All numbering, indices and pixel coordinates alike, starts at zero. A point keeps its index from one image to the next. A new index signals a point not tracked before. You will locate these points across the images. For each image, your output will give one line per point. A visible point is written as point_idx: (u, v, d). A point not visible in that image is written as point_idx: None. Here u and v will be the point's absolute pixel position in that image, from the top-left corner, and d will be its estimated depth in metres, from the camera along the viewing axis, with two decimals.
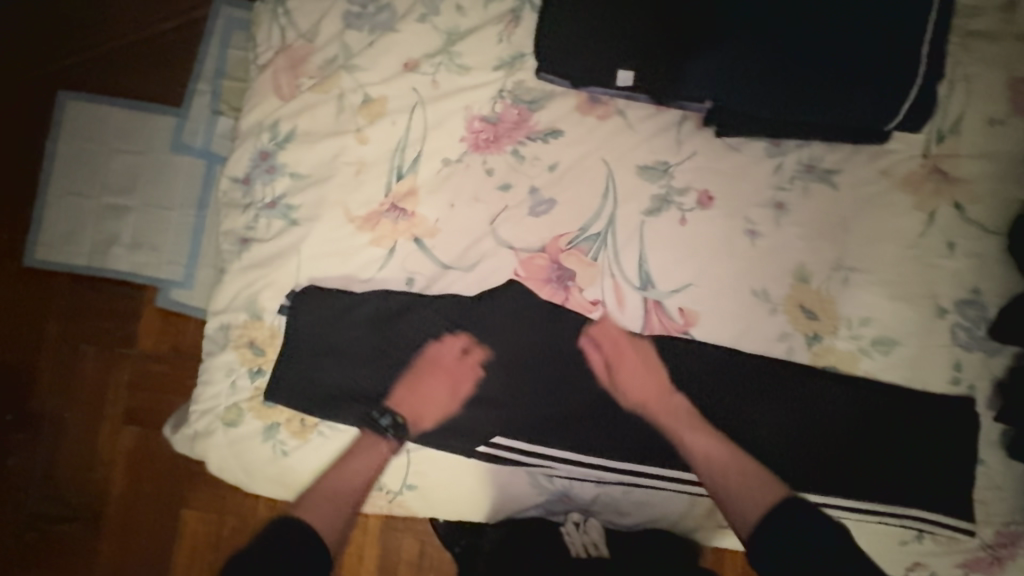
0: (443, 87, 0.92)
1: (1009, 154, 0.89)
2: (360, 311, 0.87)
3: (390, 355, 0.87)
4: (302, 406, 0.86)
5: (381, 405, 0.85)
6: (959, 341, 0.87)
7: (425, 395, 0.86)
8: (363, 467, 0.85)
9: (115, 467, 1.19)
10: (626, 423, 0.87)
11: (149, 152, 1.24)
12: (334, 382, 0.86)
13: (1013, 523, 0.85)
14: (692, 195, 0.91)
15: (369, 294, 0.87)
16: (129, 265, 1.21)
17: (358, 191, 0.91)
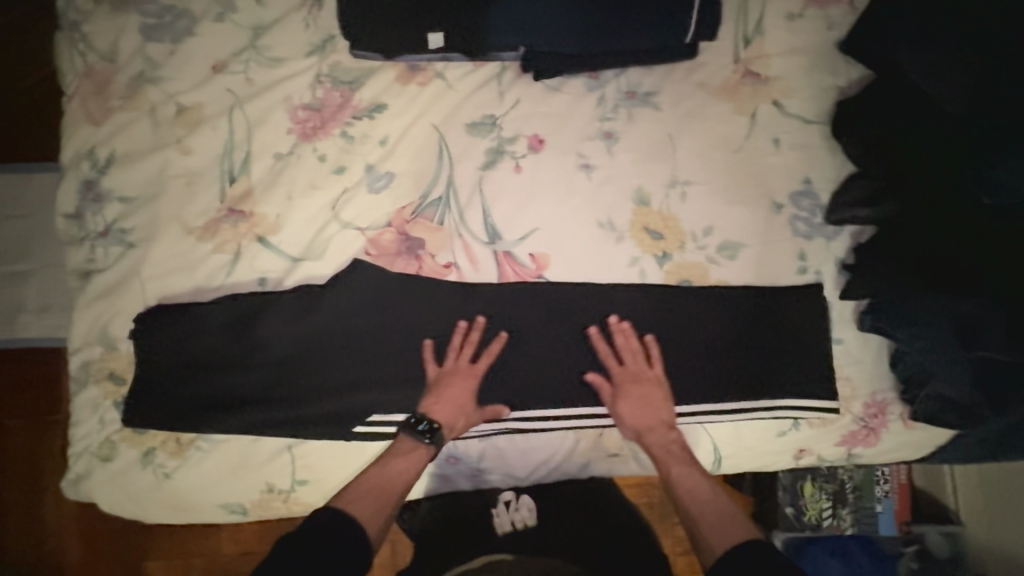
0: (257, 83, 0.92)
1: (810, 45, 0.93)
2: (209, 319, 0.85)
3: (248, 356, 0.85)
4: (168, 427, 0.84)
5: (247, 409, 0.84)
6: (800, 232, 0.90)
7: (458, 399, 0.83)
8: (400, 472, 0.78)
9: (67, 535, 1.17)
10: (498, 376, 0.87)
11: (34, 213, 1.20)
12: (196, 396, 0.85)
13: (878, 392, 0.89)
14: (523, 142, 0.92)
15: (216, 301, 0.86)
16: (34, 330, 1.18)
17: (191, 202, 0.89)
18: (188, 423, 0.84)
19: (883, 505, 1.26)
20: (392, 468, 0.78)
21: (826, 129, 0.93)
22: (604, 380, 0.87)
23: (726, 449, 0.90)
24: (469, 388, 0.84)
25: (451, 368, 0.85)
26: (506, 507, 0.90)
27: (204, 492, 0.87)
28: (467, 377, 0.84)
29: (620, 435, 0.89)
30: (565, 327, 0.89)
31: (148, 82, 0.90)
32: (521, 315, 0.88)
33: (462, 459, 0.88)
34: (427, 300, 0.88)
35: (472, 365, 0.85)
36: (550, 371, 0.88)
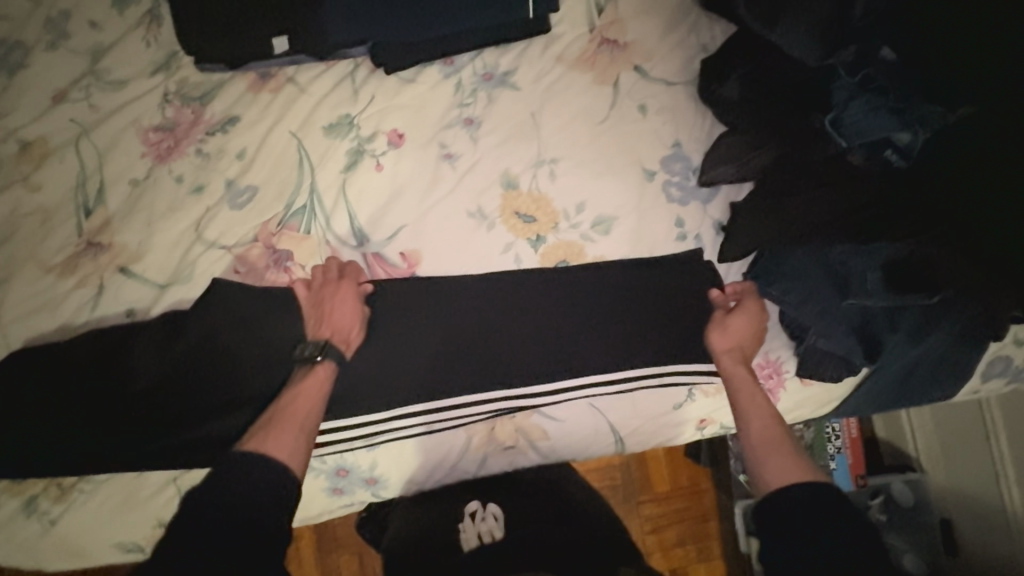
0: (102, 109, 0.89)
1: (663, 7, 0.91)
2: (74, 357, 0.83)
3: (119, 390, 0.83)
4: (44, 472, 0.82)
5: (122, 443, 0.82)
6: (675, 198, 0.88)
7: (339, 310, 0.80)
8: (307, 402, 0.73)
9: None
10: (368, 384, 0.83)
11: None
12: (67, 437, 0.82)
13: (772, 351, 0.87)
14: (382, 138, 0.89)
15: (80, 338, 0.84)
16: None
17: (47, 240, 0.87)
18: (62, 467, 0.82)
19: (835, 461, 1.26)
20: (298, 402, 0.72)
21: (692, 89, 0.90)
22: (483, 375, 0.84)
23: (625, 429, 0.88)
24: (348, 292, 0.81)
25: (326, 284, 0.82)
26: (472, 519, 0.86)
27: (94, 534, 0.85)
28: (349, 287, 0.81)
29: (513, 426, 0.87)
30: (436, 326, 0.85)
31: None
32: (389, 319, 0.84)
33: (353, 470, 0.86)
34: (295, 313, 0.85)
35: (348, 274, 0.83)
36: (424, 373, 0.84)
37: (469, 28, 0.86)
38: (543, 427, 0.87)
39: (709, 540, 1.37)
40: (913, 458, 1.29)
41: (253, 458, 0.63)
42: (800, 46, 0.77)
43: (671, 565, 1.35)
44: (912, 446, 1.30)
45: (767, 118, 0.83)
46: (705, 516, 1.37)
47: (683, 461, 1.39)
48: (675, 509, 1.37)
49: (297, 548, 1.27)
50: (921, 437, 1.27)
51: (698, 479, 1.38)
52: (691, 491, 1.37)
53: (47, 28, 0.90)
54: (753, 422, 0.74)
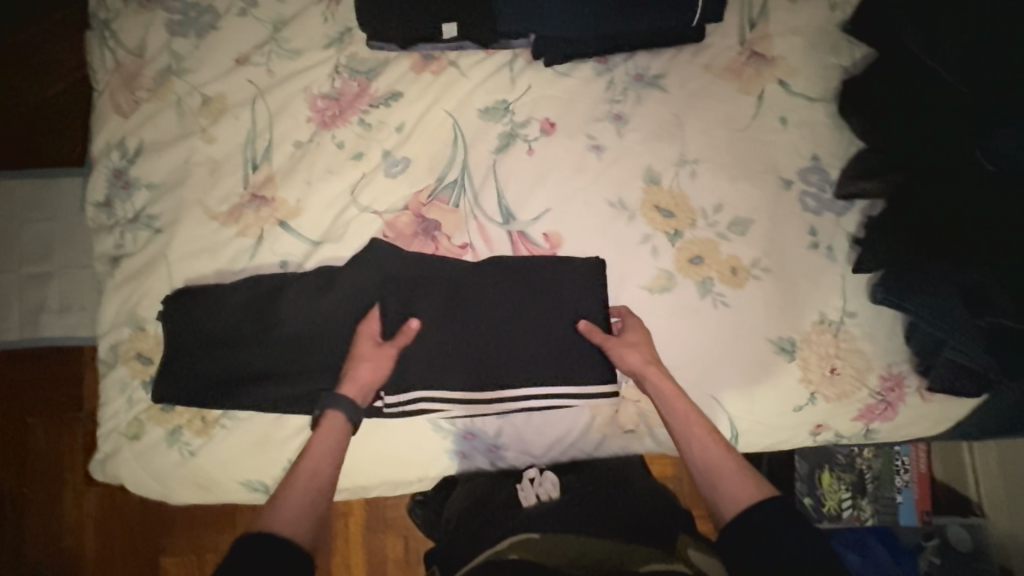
0: (278, 73, 0.96)
1: (810, 28, 0.96)
2: (233, 297, 0.88)
3: (274, 334, 0.87)
4: (194, 401, 0.87)
5: (272, 384, 0.86)
6: (810, 209, 0.92)
7: (355, 354, 0.83)
8: (323, 454, 0.74)
9: (85, 528, 1.29)
10: (511, 354, 0.87)
11: (59, 215, 1.31)
12: (222, 371, 0.87)
13: (896, 364, 0.90)
14: (534, 125, 0.94)
15: (240, 281, 0.89)
16: (60, 329, 1.30)
17: (215, 189, 0.93)
18: (216, 398, 0.87)
19: (902, 495, 1.24)
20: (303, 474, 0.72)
21: (831, 108, 0.95)
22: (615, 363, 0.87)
23: (742, 424, 0.91)
24: (369, 344, 0.83)
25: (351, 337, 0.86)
26: (529, 481, 0.86)
27: (227, 469, 0.89)
28: (364, 331, 0.84)
29: (635, 410, 0.90)
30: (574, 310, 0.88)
31: (173, 75, 0.95)
32: (531, 298, 0.88)
33: (480, 434, 0.90)
34: (441, 286, 0.88)
35: (639, 331, 0.85)
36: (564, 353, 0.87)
37: (632, 31, 0.91)
38: None
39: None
40: (974, 502, 1.28)
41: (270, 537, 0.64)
42: (954, 70, 0.79)
43: None
44: (973, 490, 1.29)
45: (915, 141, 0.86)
46: None
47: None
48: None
49: (347, 523, 1.28)
50: (984, 479, 1.27)
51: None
52: None
53: None
54: (687, 441, 0.77)
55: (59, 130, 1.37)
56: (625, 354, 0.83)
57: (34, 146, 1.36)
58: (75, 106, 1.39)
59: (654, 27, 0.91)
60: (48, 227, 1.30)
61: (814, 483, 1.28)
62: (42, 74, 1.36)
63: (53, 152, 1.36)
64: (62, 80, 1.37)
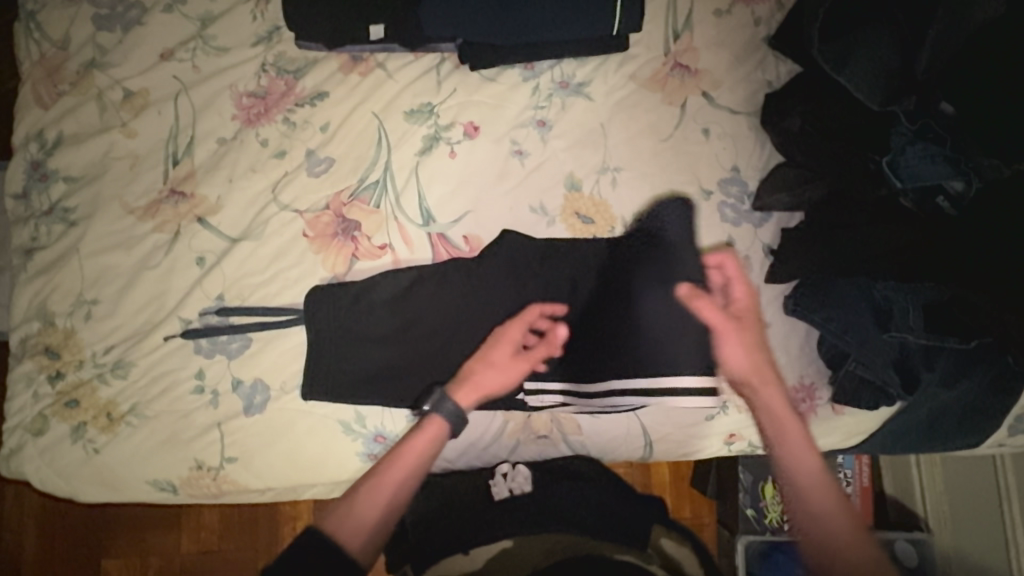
0: (203, 70, 0.95)
1: (736, 40, 0.98)
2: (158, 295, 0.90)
3: (200, 331, 0.89)
4: (110, 396, 0.88)
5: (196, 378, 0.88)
6: (728, 219, 0.93)
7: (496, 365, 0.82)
8: (420, 449, 0.77)
9: (25, 530, 1.26)
10: (429, 357, 0.88)
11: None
12: (144, 367, 0.88)
13: (808, 376, 0.90)
14: (458, 128, 0.95)
15: (165, 281, 0.90)
16: None
17: (134, 183, 0.92)
18: (138, 391, 0.88)
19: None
20: (391, 484, 0.74)
21: (755, 120, 0.96)
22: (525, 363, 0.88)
23: (655, 432, 0.91)
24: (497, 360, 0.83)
25: (534, 353, 0.85)
26: (502, 476, 0.87)
27: (132, 467, 0.88)
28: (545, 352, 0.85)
29: (549, 416, 0.90)
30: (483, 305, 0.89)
31: (96, 68, 0.94)
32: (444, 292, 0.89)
33: (391, 437, 0.90)
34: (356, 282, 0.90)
35: (738, 318, 0.83)
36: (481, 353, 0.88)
37: (554, 38, 0.92)
38: (577, 420, 0.90)
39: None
40: (921, 514, 1.27)
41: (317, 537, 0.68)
42: (864, 86, 0.82)
43: None
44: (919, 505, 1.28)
45: (829, 153, 0.88)
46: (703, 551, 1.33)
47: (688, 491, 1.38)
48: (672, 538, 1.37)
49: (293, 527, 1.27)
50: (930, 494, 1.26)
51: (700, 514, 1.37)
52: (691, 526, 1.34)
53: None
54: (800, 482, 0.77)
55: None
56: (731, 358, 0.82)
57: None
58: None
59: (575, 35, 0.92)
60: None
61: (758, 496, 1.23)
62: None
63: None
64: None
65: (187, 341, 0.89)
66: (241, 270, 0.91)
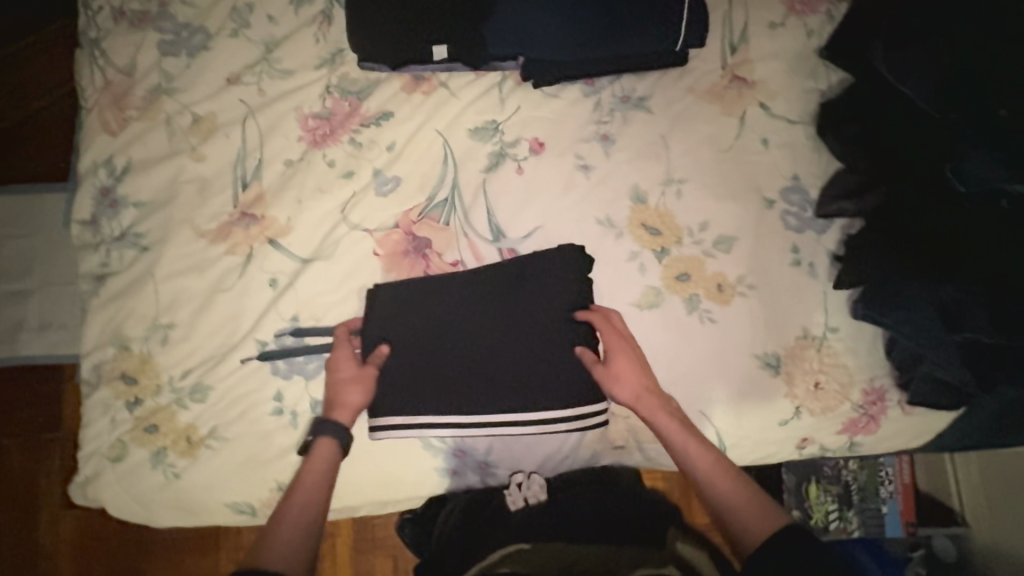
0: (269, 93, 0.97)
1: (790, 52, 1.00)
2: (233, 318, 0.91)
3: (277, 352, 0.89)
4: (189, 420, 0.88)
5: (275, 400, 0.89)
6: (791, 227, 0.95)
7: (348, 364, 0.85)
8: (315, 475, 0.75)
9: (59, 553, 1.25)
10: (506, 376, 0.87)
11: (46, 231, 1.27)
12: (223, 390, 0.89)
13: (877, 379, 0.92)
14: (523, 144, 0.96)
15: (239, 304, 0.91)
16: (42, 348, 1.25)
17: (204, 207, 0.93)
18: (217, 414, 0.88)
19: (888, 506, 1.26)
20: (294, 503, 0.71)
21: (811, 129, 0.99)
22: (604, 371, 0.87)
23: (730, 439, 0.92)
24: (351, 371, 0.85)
25: (624, 338, 0.85)
26: (517, 486, 0.86)
27: (212, 491, 0.88)
28: (630, 361, 0.83)
29: (626, 427, 0.91)
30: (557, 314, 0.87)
31: (164, 93, 0.95)
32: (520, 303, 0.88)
33: (471, 452, 0.90)
34: (411, 287, 0.89)
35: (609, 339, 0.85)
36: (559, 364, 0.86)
37: (617, 55, 0.94)
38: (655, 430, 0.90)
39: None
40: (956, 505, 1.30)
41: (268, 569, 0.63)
42: (926, 95, 0.84)
43: None
44: (955, 500, 1.31)
45: (892, 160, 0.89)
46: None
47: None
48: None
49: (333, 543, 1.25)
50: (965, 489, 1.29)
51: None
52: None
53: (230, 17, 0.98)
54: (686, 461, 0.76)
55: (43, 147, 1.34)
56: (617, 373, 0.83)
57: (19, 161, 1.33)
58: (60, 120, 1.37)
59: (637, 51, 0.94)
60: (31, 244, 1.26)
61: (802, 496, 1.28)
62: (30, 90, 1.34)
63: (37, 167, 1.33)
64: (48, 95, 1.35)
65: (264, 364, 0.89)
66: (314, 291, 0.92)
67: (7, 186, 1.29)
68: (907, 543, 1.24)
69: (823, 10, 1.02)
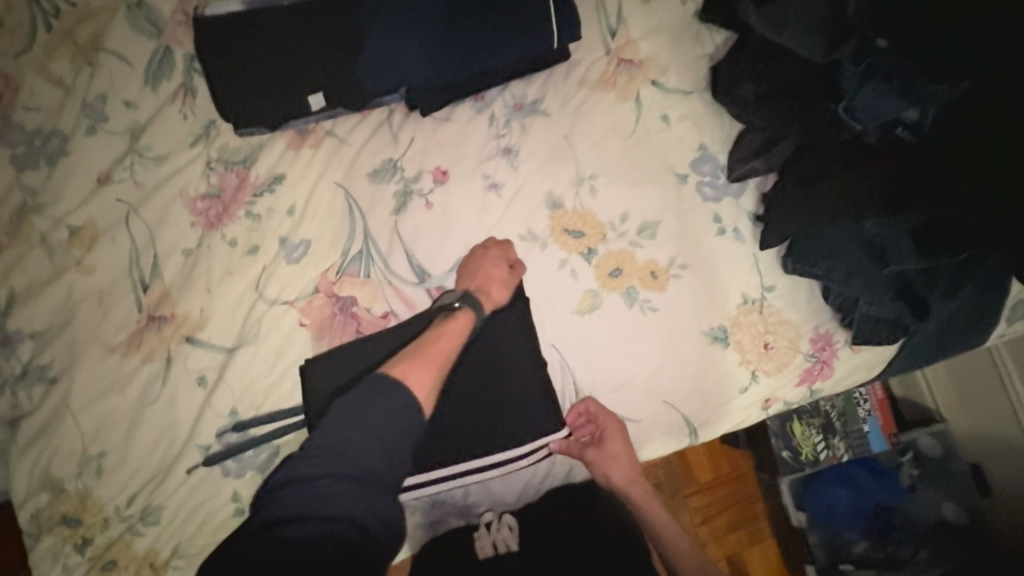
0: (147, 184, 0.90)
1: (670, 23, 0.99)
2: (169, 429, 0.86)
3: (225, 454, 0.85)
4: (149, 547, 0.83)
5: (237, 500, 0.86)
6: (709, 197, 0.95)
7: (496, 277, 0.85)
8: (446, 335, 0.76)
9: None
10: (464, 417, 0.85)
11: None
12: (178, 504, 0.84)
13: (821, 325, 0.94)
14: (427, 176, 0.93)
15: (172, 411, 0.86)
16: None
17: (108, 320, 0.87)
18: (178, 531, 0.84)
19: (868, 423, 1.28)
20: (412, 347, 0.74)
21: (707, 95, 0.98)
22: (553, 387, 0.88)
23: (697, 419, 0.92)
24: (493, 265, 0.86)
25: (611, 432, 0.90)
26: (487, 528, 0.87)
27: None
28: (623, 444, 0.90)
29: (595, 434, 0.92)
30: (495, 348, 0.86)
31: (32, 211, 0.88)
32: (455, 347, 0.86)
33: (448, 499, 0.90)
34: (343, 354, 0.85)
35: (599, 437, 0.92)
36: (508, 397, 0.85)
37: (498, 66, 0.91)
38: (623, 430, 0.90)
39: (759, 521, 1.36)
40: (933, 410, 1.33)
41: (398, 390, 0.65)
42: (808, 43, 0.83)
43: (727, 553, 1.33)
44: (929, 400, 1.34)
45: (789, 112, 0.89)
46: (750, 498, 1.37)
47: (721, 447, 1.40)
48: (720, 497, 1.37)
49: None
50: (936, 387, 1.32)
51: (737, 464, 1.39)
52: (732, 476, 1.38)
53: (83, 112, 0.90)
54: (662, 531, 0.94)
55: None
56: (613, 472, 0.92)
57: None
58: None
59: (517, 58, 0.91)
60: None
61: (789, 435, 1.26)
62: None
63: None
64: None
65: (213, 467, 0.85)
66: (247, 377, 0.87)
67: None
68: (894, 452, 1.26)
69: None
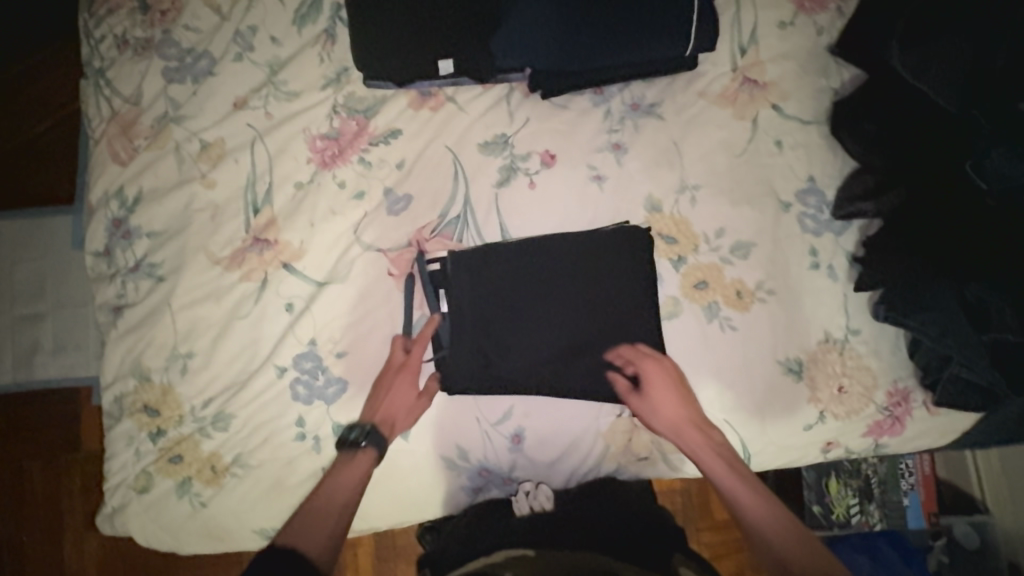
0: (276, 116, 0.96)
1: (802, 51, 0.99)
2: (252, 346, 0.90)
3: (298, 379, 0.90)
4: (214, 450, 0.88)
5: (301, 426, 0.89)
6: (809, 229, 0.94)
7: (404, 401, 0.85)
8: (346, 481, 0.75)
9: None
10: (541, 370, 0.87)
11: (52, 255, 1.23)
12: (248, 417, 0.89)
13: (902, 380, 0.92)
14: (535, 157, 0.95)
15: (258, 331, 0.91)
16: (58, 372, 1.21)
17: (217, 234, 0.92)
18: (241, 442, 0.88)
19: (909, 498, 1.19)
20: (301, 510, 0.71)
21: (825, 128, 0.97)
22: None
23: (754, 446, 0.92)
24: (409, 381, 0.85)
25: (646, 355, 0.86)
26: (525, 493, 0.88)
27: (238, 519, 0.88)
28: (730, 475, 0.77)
29: (648, 438, 0.93)
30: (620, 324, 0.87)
31: (172, 122, 0.95)
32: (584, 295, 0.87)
33: (495, 470, 0.92)
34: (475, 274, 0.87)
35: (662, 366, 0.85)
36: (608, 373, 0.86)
37: (624, 64, 0.93)
38: None
39: None
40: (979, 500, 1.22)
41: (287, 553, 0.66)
42: (947, 92, 0.81)
43: None
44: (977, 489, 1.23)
45: (907, 152, 0.87)
46: None
47: None
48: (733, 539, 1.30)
49: (355, 555, 1.20)
50: (986, 478, 1.21)
51: None
52: None
53: (234, 40, 0.97)
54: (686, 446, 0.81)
55: (40, 169, 1.29)
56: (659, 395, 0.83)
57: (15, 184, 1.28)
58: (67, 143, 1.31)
59: (644, 61, 0.93)
60: (34, 269, 1.23)
61: (823, 491, 1.22)
62: (31, 112, 1.29)
63: (37, 188, 1.29)
64: (49, 118, 1.30)
65: (285, 389, 0.89)
66: (331, 313, 0.91)
67: (10, 212, 1.25)
68: (929, 533, 1.18)
69: (834, 6, 1.01)
